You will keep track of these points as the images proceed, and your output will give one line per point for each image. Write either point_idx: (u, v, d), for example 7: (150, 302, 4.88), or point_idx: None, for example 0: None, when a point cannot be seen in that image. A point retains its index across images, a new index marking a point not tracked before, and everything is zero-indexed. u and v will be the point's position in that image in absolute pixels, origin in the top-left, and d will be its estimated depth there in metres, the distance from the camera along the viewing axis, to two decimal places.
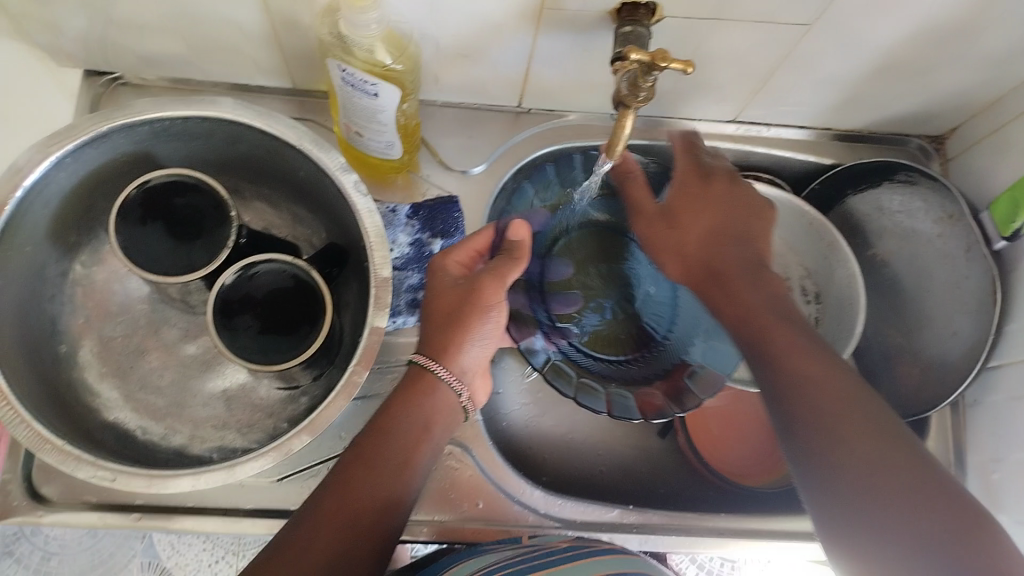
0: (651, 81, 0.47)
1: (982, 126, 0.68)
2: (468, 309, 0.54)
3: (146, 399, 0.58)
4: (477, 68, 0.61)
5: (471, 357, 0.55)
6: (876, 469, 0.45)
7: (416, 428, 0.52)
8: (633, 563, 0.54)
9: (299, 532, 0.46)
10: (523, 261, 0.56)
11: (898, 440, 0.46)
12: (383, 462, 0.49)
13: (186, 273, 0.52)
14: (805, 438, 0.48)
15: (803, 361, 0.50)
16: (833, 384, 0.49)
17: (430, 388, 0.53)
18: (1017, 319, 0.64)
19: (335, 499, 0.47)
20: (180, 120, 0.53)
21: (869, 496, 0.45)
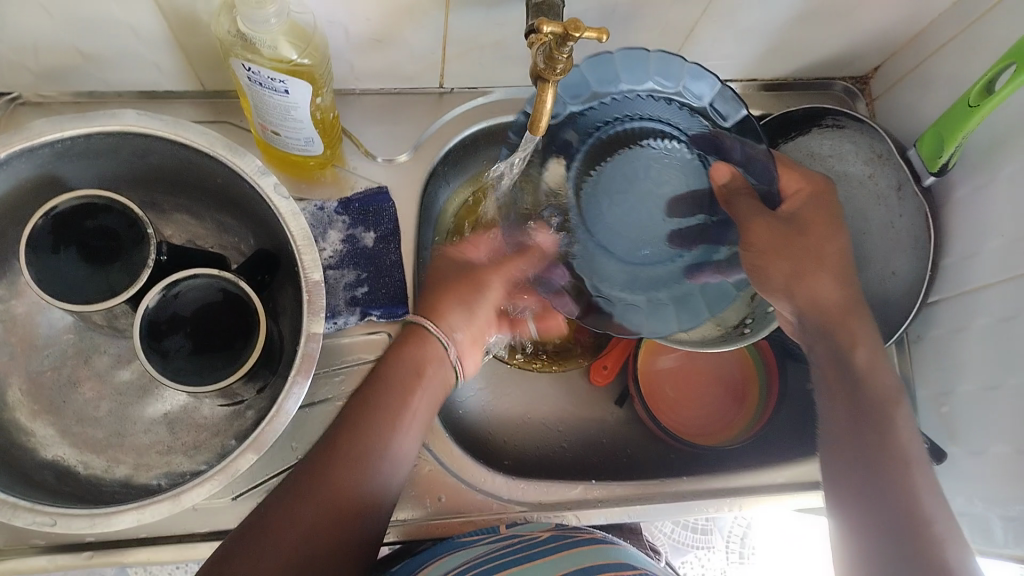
0: (566, 52, 0.45)
1: (904, 63, 0.69)
2: (460, 283, 0.59)
3: (84, 431, 0.56)
4: (393, 53, 0.59)
5: (458, 320, 0.58)
6: (876, 470, 0.51)
7: (407, 373, 0.53)
8: (615, 552, 0.54)
9: (302, 480, 0.47)
10: (534, 263, 0.61)
11: (908, 455, 0.51)
12: (381, 412, 0.51)
13: (105, 300, 0.49)
14: (838, 438, 0.54)
15: (875, 385, 0.55)
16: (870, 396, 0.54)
17: (422, 341, 0.56)
18: (953, 252, 0.65)
19: (342, 447, 0.48)
20: (83, 138, 0.51)
21: (853, 480, 0.52)
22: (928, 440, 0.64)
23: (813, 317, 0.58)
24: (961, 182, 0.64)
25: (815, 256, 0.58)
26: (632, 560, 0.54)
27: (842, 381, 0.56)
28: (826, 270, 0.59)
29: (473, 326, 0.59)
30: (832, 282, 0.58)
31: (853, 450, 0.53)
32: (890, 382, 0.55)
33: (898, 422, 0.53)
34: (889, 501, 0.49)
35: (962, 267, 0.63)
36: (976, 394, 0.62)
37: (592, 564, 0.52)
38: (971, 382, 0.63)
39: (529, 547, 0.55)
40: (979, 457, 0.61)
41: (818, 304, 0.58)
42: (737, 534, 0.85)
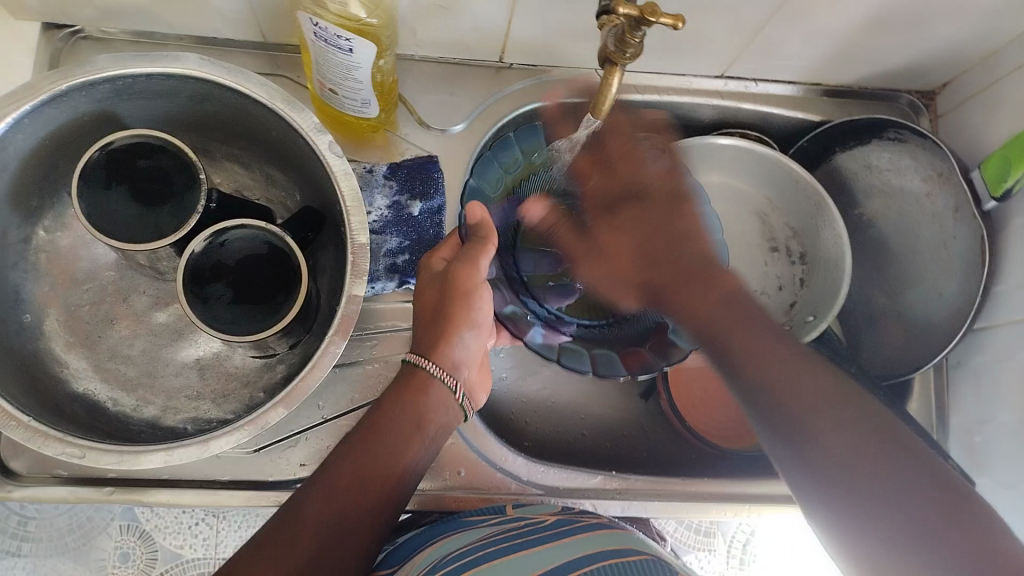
0: (638, 37, 0.45)
1: (975, 81, 0.67)
2: (455, 301, 0.53)
3: (116, 368, 0.56)
4: (457, 21, 0.58)
5: (459, 352, 0.53)
6: (791, 432, 0.49)
7: (413, 418, 0.50)
8: (624, 538, 0.53)
9: (292, 519, 0.44)
10: (492, 243, 0.54)
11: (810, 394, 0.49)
12: (384, 450, 0.48)
13: (152, 241, 0.49)
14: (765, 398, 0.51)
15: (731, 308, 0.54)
16: (699, 291, 0.56)
17: (424, 386, 0.51)
18: (1005, 280, 0.63)
19: (337, 483, 0.46)
20: (143, 77, 0.50)
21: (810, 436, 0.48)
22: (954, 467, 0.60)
23: (657, 271, 0.58)
24: (1022, 209, 0.62)
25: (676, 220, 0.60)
26: (638, 544, 0.53)
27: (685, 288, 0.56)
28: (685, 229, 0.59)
29: (472, 359, 0.55)
30: (630, 237, 0.61)
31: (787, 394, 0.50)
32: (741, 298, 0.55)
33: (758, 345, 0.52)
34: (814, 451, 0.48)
35: (1013, 296, 0.62)
36: (1014, 426, 0.61)
37: (601, 546, 0.51)
38: (1010, 413, 0.61)
39: (539, 529, 0.55)
40: (1009, 491, 0.60)
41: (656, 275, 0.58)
42: (739, 539, 0.85)
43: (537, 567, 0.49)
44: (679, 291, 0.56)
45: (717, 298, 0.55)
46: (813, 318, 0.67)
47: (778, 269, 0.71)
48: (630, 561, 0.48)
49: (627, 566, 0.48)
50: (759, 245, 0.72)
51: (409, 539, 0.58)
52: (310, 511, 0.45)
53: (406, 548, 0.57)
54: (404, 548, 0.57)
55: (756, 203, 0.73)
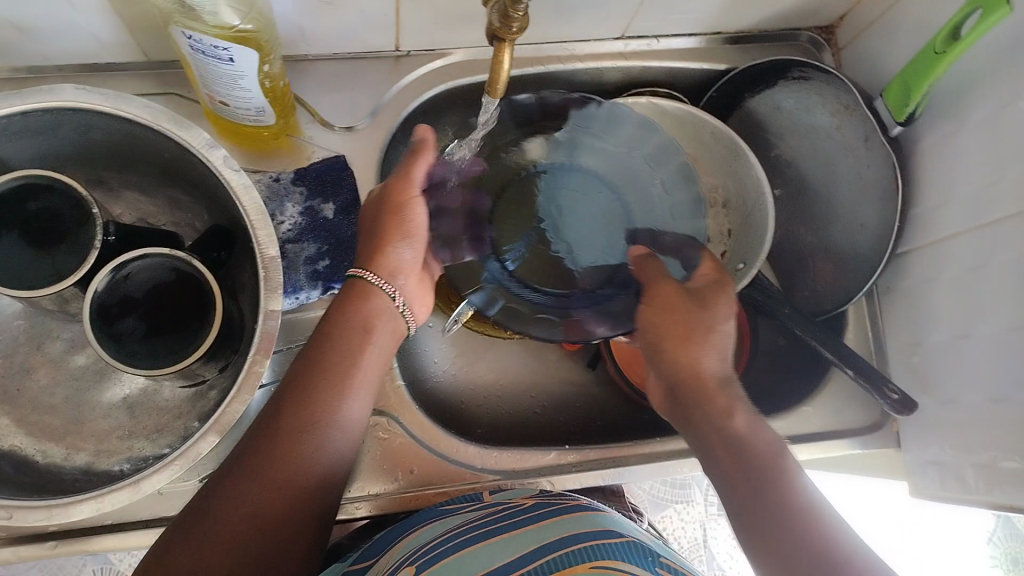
0: (521, 9, 0.44)
1: (869, 10, 0.67)
2: (388, 215, 0.54)
3: (41, 419, 0.54)
4: (342, 15, 0.57)
5: (397, 260, 0.55)
6: (744, 498, 0.49)
7: (355, 330, 0.51)
8: (598, 519, 0.52)
9: (241, 462, 0.45)
10: (427, 158, 0.55)
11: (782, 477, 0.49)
12: (331, 368, 0.49)
13: (51, 285, 0.47)
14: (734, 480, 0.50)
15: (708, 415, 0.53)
16: (755, 446, 0.50)
17: (364, 297, 0.53)
18: (921, 202, 0.64)
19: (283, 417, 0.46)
20: (19, 116, 0.48)
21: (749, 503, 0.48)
22: (895, 390, 0.62)
23: (685, 391, 0.54)
24: (928, 131, 0.63)
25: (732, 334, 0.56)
26: (619, 526, 0.52)
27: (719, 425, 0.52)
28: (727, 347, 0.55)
29: (412, 268, 0.56)
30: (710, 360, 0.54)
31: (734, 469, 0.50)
32: (771, 434, 0.51)
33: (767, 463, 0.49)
34: (774, 526, 0.46)
35: (930, 216, 0.63)
36: (946, 344, 0.62)
37: (573, 531, 0.50)
38: (941, 332, 0.63)
39: (518, 513, 0.55)
40: (951, 407, 0.61)
41: (696, 395, 0.53)
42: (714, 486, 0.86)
43: (512, 553, 0.48)
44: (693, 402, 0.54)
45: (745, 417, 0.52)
46: (743, 266, 0.67)
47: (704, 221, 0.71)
48: (605, 545, 0.48)
49: (603, 553, 0.47)
50: None
51: (381, 536, 0.58)
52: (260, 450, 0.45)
53: (380, 543, 0.56)
54: (378, 542, 0.57)
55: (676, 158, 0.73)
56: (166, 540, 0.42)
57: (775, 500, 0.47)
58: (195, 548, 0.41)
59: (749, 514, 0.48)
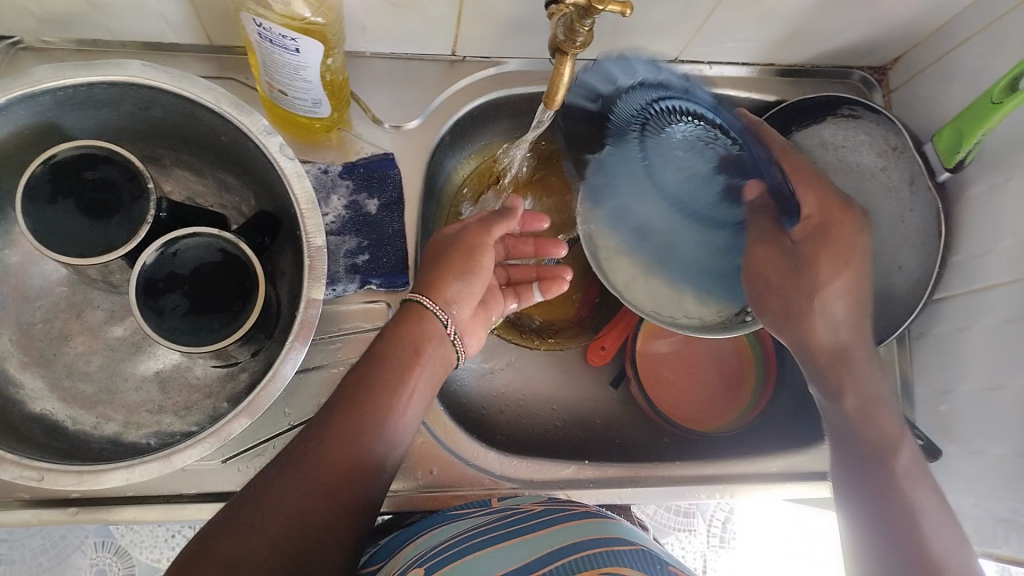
0: (587, 25, 0.45)
1: (924, 54, 0.67)
2: (459, 253, 0.56)
3: (75, 386, 0.55)
4: (406, 16, 0.58)
5: (455, 291, 0.55)
6: (867, 455, 0.54)
7: (413, 344, 0.52)
8: (611, 526, 0.53)
9: (301, 454, 0.46)
10: (515, 219, 0.60)
11: (910, 478, 0.52)
12: (389, 382, 0.50)
13: (102, 254, 0.48)
14: (858, 459, 0.54)
15: (880, 427, 0.55)
16: (866, 434, 0.55)
17: (418, 322, 0.53)
18: (962, 249, 0.64)
19: (348, 421, 0.47)
20: (85, 87, 0.49)
21: (869, 477, 0.53)
22: (921, 437, 0.61)
23: (812, 359, 0.57)
24: (975, 179, 0.63)
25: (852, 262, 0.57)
26: (628, 533, 0.53)
27: (854, 444, 0.55)
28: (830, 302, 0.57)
29: (471, 306, 0.57)
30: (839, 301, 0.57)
31: (862, 446, 0.54)
32: (890, 421, 0.55)
33: (898, 469, 0.53)
34: (903, 520, 0.51)
35: (970, 265, 0.63)
36: (976, 394, 0.62)
37: (584, 537, 0.50)
38: (972, 381, 0.62)
39: (528, 518, 0.55)
40: (977, 458, 0.61)
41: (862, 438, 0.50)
42: (719, 518, 0.85)
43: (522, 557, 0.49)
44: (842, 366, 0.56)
45: (866, 380, 0.56)
46: None
47: None
48: (613, 551, 0.48)
49: (615, 556, 0.47)
50: None
51: (390, 540, 0.58)
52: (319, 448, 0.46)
53: (390, 545, 0.57)
54: (389, 545, 0.57)
55: None
56: (212, 523, 0.43)
57: (907, 501, 0.52)
58: (250, 528, 0.42)
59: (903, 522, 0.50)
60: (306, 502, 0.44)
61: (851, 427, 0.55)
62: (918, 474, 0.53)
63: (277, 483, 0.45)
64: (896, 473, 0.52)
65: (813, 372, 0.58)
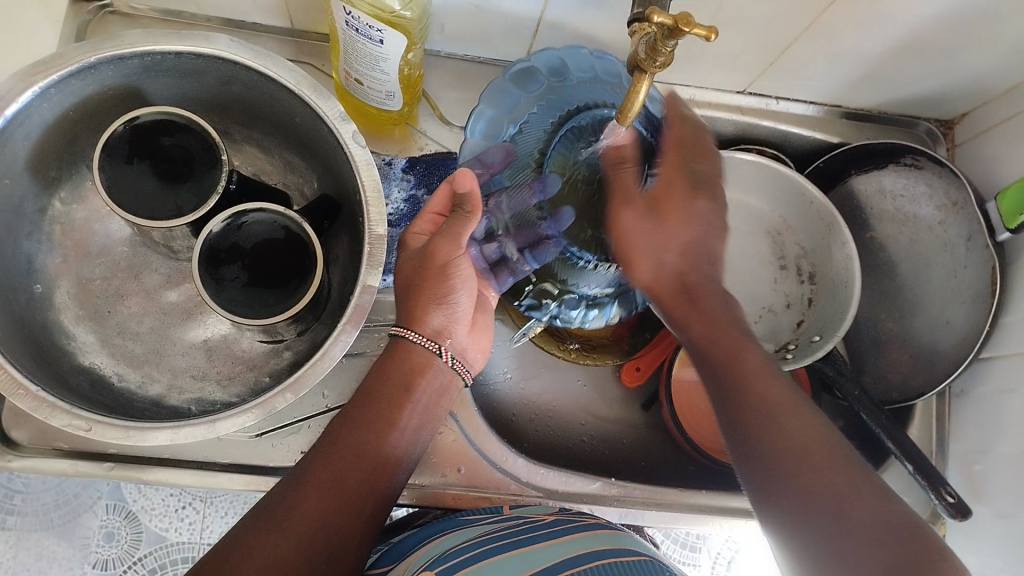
0: (670, 46, 0.45)
1: (994, 112, 0.67)
2: (433, 276, 0.52)
3: (124, 344, 0.56)
4: (486, 20, 0.58)
5: (440, 319, 0.53)
6: (758, 417, 0.46)
7: (397, 391, 0.51)
8: (627, 539, 0.53)
9: (291, 500, 0.45)
10: (475, 213, 0.53)
11: (809, 439, 0.45)
12: (364, 433, 0.49)
13: (171, 219, 0.49)
14: (754, 431, 0.46)
15: (768, 387, 0.47)
16: (754, 393, 0.47)
17: (405, 354, 0.52)
18: (1014, 311, 0.63)
19: (321, 473, 0.47)
20: (172, 55, 0.50)
21: (773, 459, 0.45)
22: (952, 494, 0.60)
23: (713, 347, 0.50)
24: None
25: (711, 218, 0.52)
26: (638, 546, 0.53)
27: (739, 397, 0.48)
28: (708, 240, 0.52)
29: (465, 324, 0.55)
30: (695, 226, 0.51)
31: (759, 409, 0.46)
32: (778, 382, 0.48)
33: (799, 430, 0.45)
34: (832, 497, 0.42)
35: (1020, 327, 0.62)
36: (1014, 458, 0.61)
37: (599, 548, 0.51)
38: (1011, 445, 0.62)
39: (537, 527, 0.55)
40: (1009, 523, 0.60)
41: (742, 370, 0.48)
42: (725, 556, 0.84)
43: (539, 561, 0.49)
44: (703, 309, 0.51)
45: (754, 359, 0.49)
46: (818, 338, 0.67)
47: (786, 287, 0.72)
48: (624, 562, 0.48)
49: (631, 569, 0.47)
50: (769, 263, 0.73)
51: (406, 537, 0.58)
52: (289, 505, 0.45)
53: (413, 539, 0.57)
54: (398, 548, 0.57)
55: (768, 221, 0.73)
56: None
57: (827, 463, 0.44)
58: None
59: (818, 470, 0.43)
60: (280, 553, 0.43)
61: (757, 408, 0.47)
62: (831, 446, 0.45)
63: (252, 536, 0.44)
64: (788, 427, 0.45)
65: (682, 330, 0.52)
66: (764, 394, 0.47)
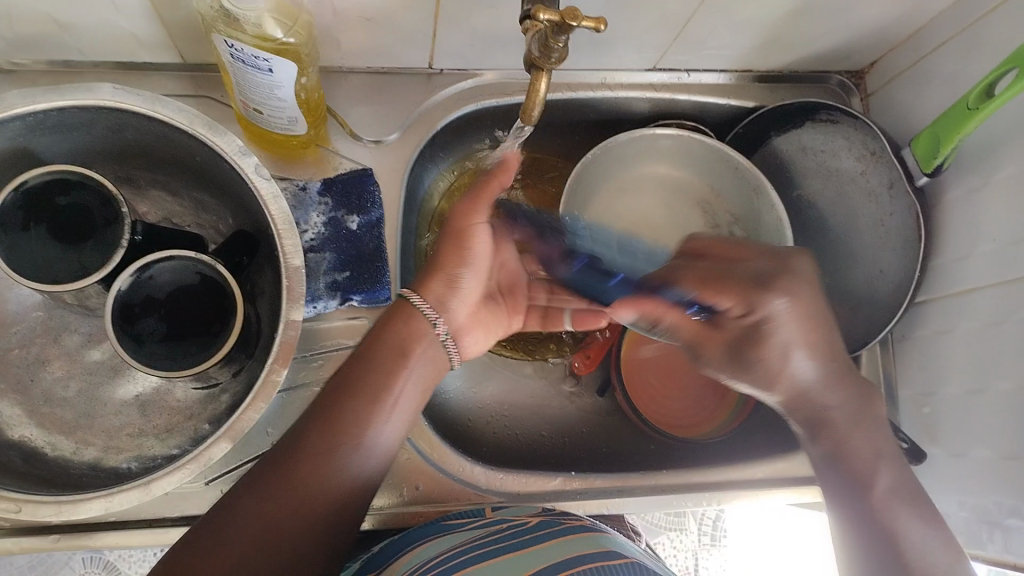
0: (561, 41, 0.45)
1: (900, 58, 0.68)
2: (450, 240, 0.55)
3: (53, 412, 0.54)
4: (381, 32, 0.57)
5: (443, 287, 0.55)
6: (854, 472, 0.53)
7: (389, 360, 0.51)
8: (603, 540, 0.53)
9: (276, 471, 0.47)
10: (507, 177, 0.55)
11: (893, 504, 0.52)
12: (356, 409, 0.49)
13: (76, 281, 0.47)
14: (844, 474, 0.54)
15: (864, 441, 0.54)
16: (847, 459, 0.54)
17: (406, 319, 0.53)
18: (942, 253, 0.64)
19: (308, 448, 0.47)
20: (54, 111, 0.48)
21: (844, 494, 0.54)
22: (906, 440, 0.62)
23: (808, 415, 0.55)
24: (953, 183, 0.63)
25: (820, 315, 0.52)
26: (618, 547, 0.53)
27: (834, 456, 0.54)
28: (820, 351, 0.53)
29: (466, 300, 0.57)
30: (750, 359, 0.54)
31: (852, 461, 0.53)
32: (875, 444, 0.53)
33: (877, 485, 0.52)
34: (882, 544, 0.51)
35: (950, 268, 0.63)
36: (959, 397, 0.62)
37: (583, 551, 0.50)
38: (954, 385, 0.63)
39: (523, 532, 0.55)
40: (961, 462, 0.61)
41: (839, 435, 0.54)
42: (709, 518, 0.84)
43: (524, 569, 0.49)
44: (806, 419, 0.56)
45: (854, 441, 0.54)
46: None
47: None
48: (609, 567, 0.48)
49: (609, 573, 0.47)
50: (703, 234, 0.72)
51: (385, 546, 0.57)
52: (277, 478, 0.46)
53: (379, 559, 0.56)
54: (384, 553, 0.56)
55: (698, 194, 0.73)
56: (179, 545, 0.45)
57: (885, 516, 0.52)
58: (194, 567, 0.43)
59: (882, 525, 0.51)
60: (256, 533, 0.45)
61: (847, 456, 0.54)
62: (901, 505, 0.52)
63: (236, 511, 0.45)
64: (874, 488, 0.52)
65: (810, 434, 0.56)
66: (856, 448, 0.53)
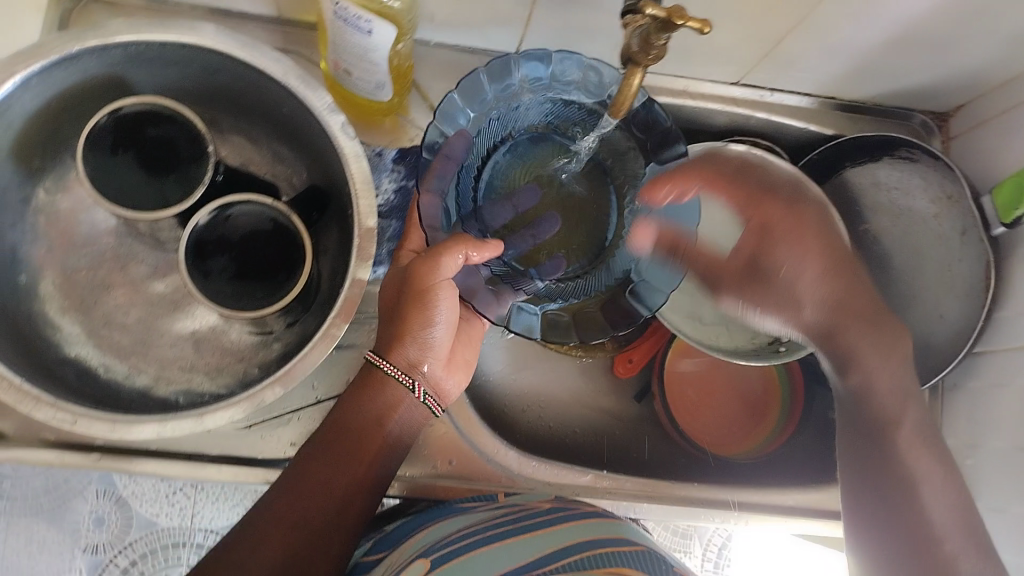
0: (663, 39, 0.44)
1: (988, 106, 0.67)
2: (412, 302, 0.52)
3: (110, 336, 0.55)
4: (476, 9, 0.58)
5: (416, 352, 0.54)
6: (880, 444, 0.57)
7: (366, 427, 0.52)
8: (620, 528, 0.53)
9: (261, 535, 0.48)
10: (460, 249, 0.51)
11: (914, 475, 0.56)
12: (334, 475, 0.50)
13: (156, 211, 0.49)
14: (866, 453, 0.58)
15: (889, 394, 0.58)
16: (866, 419, 0.59)
17: (380, 382, 0.53)
18: (1007, 307, 0.63)
19: (292, 513, 0.49)
20: (155, 45, 0.50)
21: (861, 464, 0.58)
22: None
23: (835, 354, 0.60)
24: None
25: (820, 243, 0.59)
26: (633, 534, 0.53)
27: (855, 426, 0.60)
28: (840, 285, 0.59)
29: (439, 356, 0.56)
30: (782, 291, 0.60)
31: (867, 433, 0.58)
32: (898, 394, 0.58)
33: (900, 442, 0.57)
34: (908, 514, 0.55)
35: (1012, 323, 0.62)
36: (1005, 453, 0.61)
37: (600, 537, 0.51)
38: (1002, 441, 0.62)
39: (537, 514, 0.55)
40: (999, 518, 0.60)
41: (845, 351, 0.59)
42: None
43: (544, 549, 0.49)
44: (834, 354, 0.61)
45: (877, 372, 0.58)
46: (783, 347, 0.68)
47: None
48: (621, 553, 0.48)
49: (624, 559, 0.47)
50: None
51: (396, 527, 0.58)
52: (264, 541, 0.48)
53: (392, 536, 0.57)
54: (392, 535, 0.57)
55: None
56: None
57: (909, 482, 0.56)
58: None
59: (893, 492, 0.56)
60: None
61: (882, 428, 0.58)
62: (931, 468, 0.56)
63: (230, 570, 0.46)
64: (897, 454, 0.57)
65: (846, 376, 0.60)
66: (883, 399, 0.58)
